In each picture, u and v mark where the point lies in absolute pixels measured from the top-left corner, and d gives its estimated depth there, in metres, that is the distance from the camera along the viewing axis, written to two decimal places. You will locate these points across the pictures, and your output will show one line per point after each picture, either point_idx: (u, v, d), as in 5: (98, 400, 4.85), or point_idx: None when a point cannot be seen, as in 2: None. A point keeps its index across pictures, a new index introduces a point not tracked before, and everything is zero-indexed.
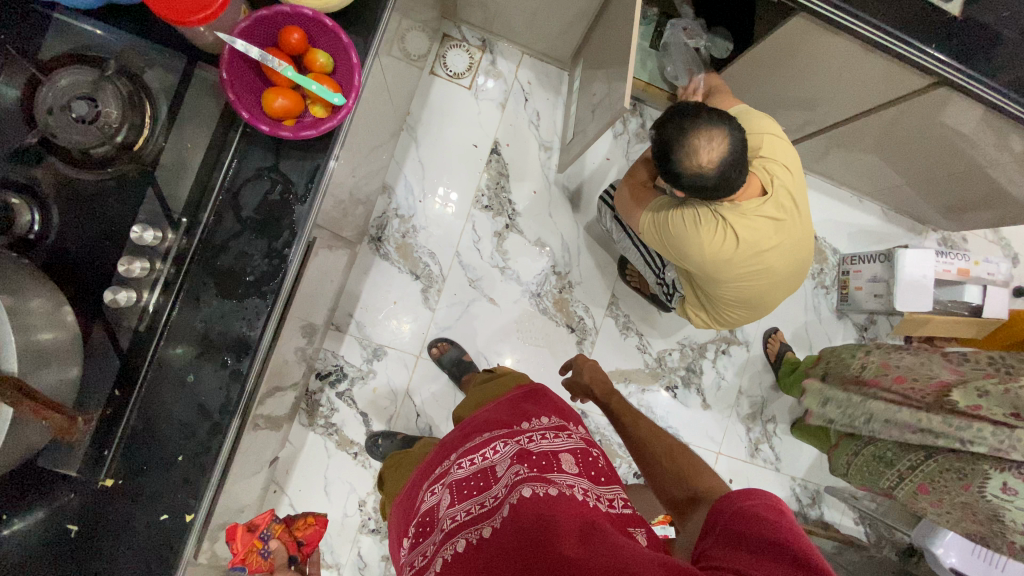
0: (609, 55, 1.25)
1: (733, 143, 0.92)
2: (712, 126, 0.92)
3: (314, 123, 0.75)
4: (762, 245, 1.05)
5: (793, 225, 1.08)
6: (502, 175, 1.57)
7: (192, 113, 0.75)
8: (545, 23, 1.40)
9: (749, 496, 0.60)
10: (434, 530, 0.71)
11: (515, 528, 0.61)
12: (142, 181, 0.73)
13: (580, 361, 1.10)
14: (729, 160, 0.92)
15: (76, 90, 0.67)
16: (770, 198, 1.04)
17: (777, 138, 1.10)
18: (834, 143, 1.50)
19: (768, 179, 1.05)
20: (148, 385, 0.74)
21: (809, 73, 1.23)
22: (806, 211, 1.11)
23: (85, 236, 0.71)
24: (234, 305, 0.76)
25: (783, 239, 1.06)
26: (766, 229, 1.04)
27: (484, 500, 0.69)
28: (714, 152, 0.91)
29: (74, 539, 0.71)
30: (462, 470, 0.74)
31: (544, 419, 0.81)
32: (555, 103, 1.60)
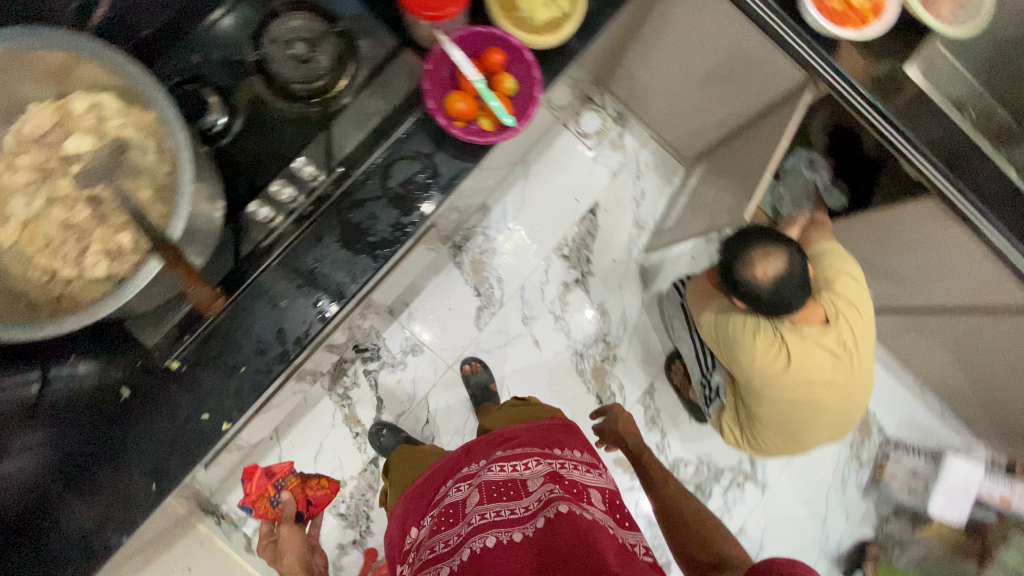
0: (737, 168, 1.30)
1: (793, 264, 0.99)
2: (772, 246, 1.00)
3: (480, 132, 0.82)
4: (815, 375, 1.05)
5: (854, 367, 1.07)
6: (590, 235, 1.61)
7: (382, 84, 0.83)
8: (685, 119, 1.48)
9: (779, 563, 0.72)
10: (459, 522, 0.76)
11: (549, 542, 0.68)
12: (319, 125, 0.83)
13: (614, 411, 1.15)
14: (788, 279, 0.98)
15: (302, 32, 0.79)
16: (835, 330, 1.05)
17: (856, 279, 1.10)
18: (917, 327, 1.49)
19: (835, 313, 1.06)
20: (246, 295, 0.79)
21: (918, 253, 1.24)
22: (870, 357, 1.09)
23: (257, 150, 0.82)
24: (349, 256, 0.81)
25: (837, 377, 1.06)
26: (822, 361, 1.05)
27: (514, 509, 0.76)
28: (769, 267, 0.98)
29: (122, 402, 0.77)
30: (495, 474, 0.81)
31: (576, 453, 0.88)
32: (663, 189, 1.64)
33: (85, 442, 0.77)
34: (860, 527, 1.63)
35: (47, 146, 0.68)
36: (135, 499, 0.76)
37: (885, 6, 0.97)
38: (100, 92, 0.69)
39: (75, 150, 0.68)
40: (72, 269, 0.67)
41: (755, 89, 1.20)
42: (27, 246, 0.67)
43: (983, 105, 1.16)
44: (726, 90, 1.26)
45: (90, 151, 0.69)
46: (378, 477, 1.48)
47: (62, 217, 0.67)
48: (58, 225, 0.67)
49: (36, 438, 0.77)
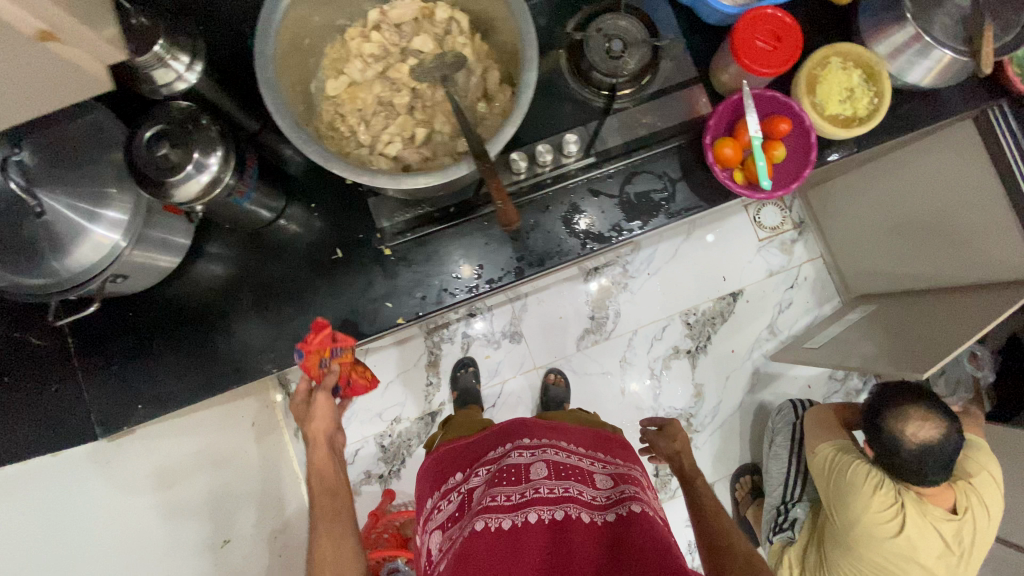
0: (909, 328, 1.26)
1: (954, 437, 0.95)
2: (941, 410, 0.96)
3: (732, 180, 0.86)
4: (922, 557, 1.00)
5: (959, 565, 1.02)
6: (721, 316, 1.60)
7: (665, 103, 0.88)
8: (869, 255, 1.44)
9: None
10: (522, 483, 0.75)
11: (627, 529, 0.69)
12: (596, 115, 0.89)
13: (671, 429, 1.12)
14: (943, 451, 0.95)
15: (622, 32, 0.84)
16: (958, 523, 1.01)
17: (994, 482, 1.04)
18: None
19: (965, 505, 1.01)
20: (470, 224, 0.86)
21: None
22: (978, 567, 1.04)
23: (531, 110, 0.89)
24: (563, 233, 0.89)
25: (939, 568, 1.01)
26: (933, 546, 1.00)
27: (583, 493, 0.76)
28: (927, 427, 0.95)
29: (330, 260, 0.86)
30: (564, 457, 0.82)
31: (632, 470, 0.89)
32: (811, 310, 1.61)
33: (285, 277, 0.86)
34: None
35: (398, 34, 0.78)
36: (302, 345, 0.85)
37: None
38: (460, 10, 0.78)
39: (418, 46, 0.77)
40: (368, 139, 0.76)
41: (967, 257, 1.16)
42: (345, 104, 0.77)
43: None
44: (933, 243, 1.22)
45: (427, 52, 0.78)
46: (428, 431, 1.53)
47: (381, 95, 0.77)
48: (376, 99, 0.77)
49: (246, 253, 0.87)
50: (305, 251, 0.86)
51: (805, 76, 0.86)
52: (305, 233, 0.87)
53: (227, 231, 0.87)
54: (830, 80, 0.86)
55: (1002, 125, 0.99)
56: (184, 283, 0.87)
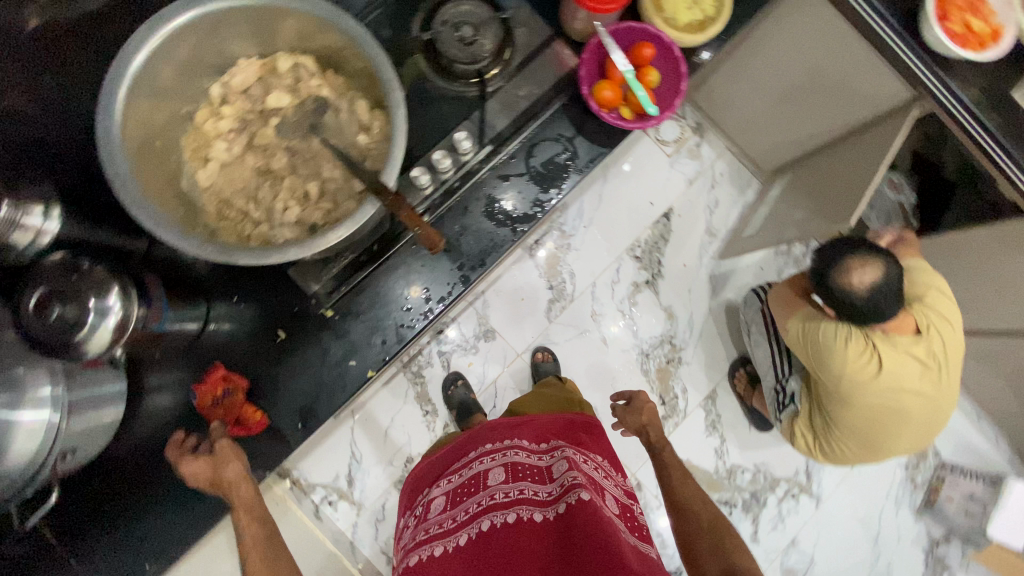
0: (823, 183, 1.34)
1: (893, 276, 1.00)
2: (876, 255, 1.01)
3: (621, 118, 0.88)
4: (905, 383, 1.08)
5: (942, 378, 1.10)
6: (663, 238, 1.66)
7: (534, 68, 0.88)
8: (765, 132, 1.53)
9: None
10: (478, 493, 0.81)
11: (570, 522, 0.71)
12: (475, 104, 0.88)
13: (639, 399, 1.09)
14: (887, 290, 1.00)
15: (468, 17, 0.86)
16: (925, 341, 1.08)
17: (942, 294, 1.14)
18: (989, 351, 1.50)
19: (925, 322, 1.09)
20: (400, 254, 0.85)
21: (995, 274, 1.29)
22: (958, 372, 1.12)
23: (412, 122, 0.87)
24: (492, 226, 0.88)
25: (924, 387, 1.09)
26: (913, 370, 1.08)
27: (534, 493, 0.79)
28: (868, 274, 1.00)
29: (276, 344, 0.82)
30: (521, 459, 0.86)
31: (598, 457, 0.91)
32: (737, 201, 1.68)
33: (238, 380, 0.82)
34: (910, 548, 1.64)
35: (250, 99, 0.75)
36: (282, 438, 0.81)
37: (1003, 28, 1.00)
38: (301, 53, 0.75)
39: (275, 104, 0.74)
40: (263, 214, 0.73)
41: (847, 101, 1.24)
42: (226, 188, 0.73)
43: None
44: (816, 98, 1.30)
45: (287, 106, 0.75)
46: None
47: (258, 165, 0.74)
48: (255, 172, 0.74)
49: (191, 372, 0.83)
50: (248, 345, 0.82)
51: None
52: (243, 328, 0.82)
53: (162, 358, 0.83)
54: None
55: None
56: (141, 425, 0.82)
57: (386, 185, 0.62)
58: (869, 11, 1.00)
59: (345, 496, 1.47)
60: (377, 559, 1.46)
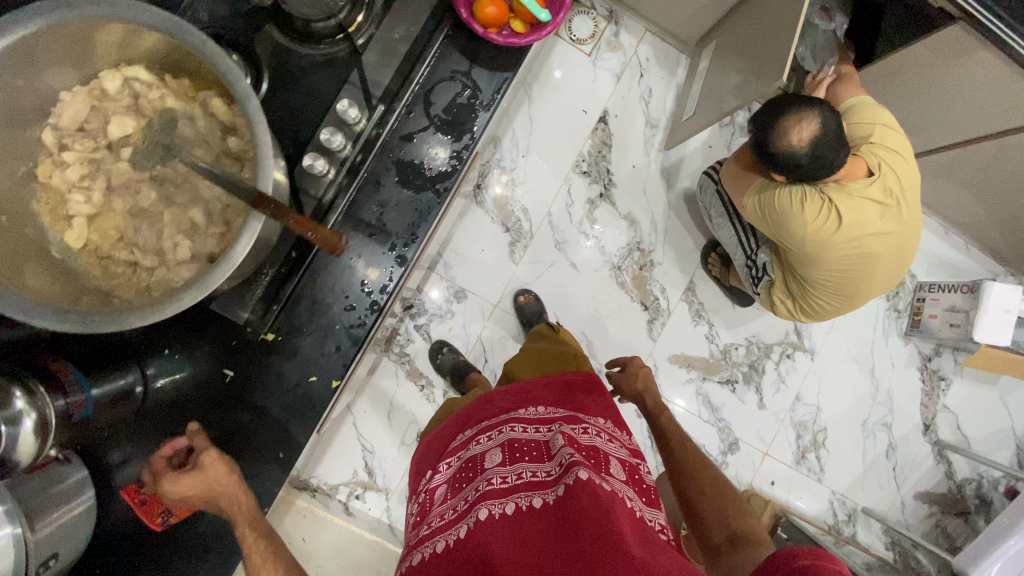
0: (752, 36, 1.25)
1: (830, 128, 0.96)
2: (809, 108, 0.97)
3: (515, 35, 0.80)
4: (868, 228, 1.06)
5: (902, 212, 1.08)
6: (605, 145, 1.58)
7: (403, 6, 0.78)
8: (680, 0, 1.41)
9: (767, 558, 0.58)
10: (476, 478, 0.74)
11: (571, 506, 0.62)
12: (349, 63, 0.77)
13: (635, 365, 1.06)
14: (826, 143, 0.97)
15: None
16: (879, 181, 1.06)
17: (891, 128, 1.10)
18: (944, 163, 1.49)
19: (876, 162, 1.06)
20: (324, 253, 0.78)
21: (936, 86, 1.25)
22: (917, 202, 1.10)
23: (287, 104, 0.77)
24: (411, 194, 0.80)
25: (887, 226, 1.07)
26: (872, 213, 1.06)
27: (533, 474, 0.72)
28: (805, 131, 0.96)
29: (229, 383, 0.77)
30: (518, 436, 0.78)
31: (600, 421, 0.85)
32: (669, 83, 1.59)
33: (205, 432, 0.78)
34: (905, 370, 1.72)
35: (91, 135, 0.64)
36: (271, 472, 0.78)
37: None
38: (129, 65, 0.64)
39: (120, 133, 0.64)
40: (153, 259, 0.65)
41: None
42: (103, 243, 0.65)
43: None
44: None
45: (136, 131, 0.65)
46: None
47: (128, 206, 0.65)
48: (127, 216, 0.65)
49: (154, 435, 0.78)
50: (200, 391, 0.77)
51: None
52: (187, 377, 0.77)
53: (119, 434, 0.77)
54: None
55: None
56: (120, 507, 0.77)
57: (262, 193, 0.54)
58: None
59: (371, 486, 1.48)
60: None
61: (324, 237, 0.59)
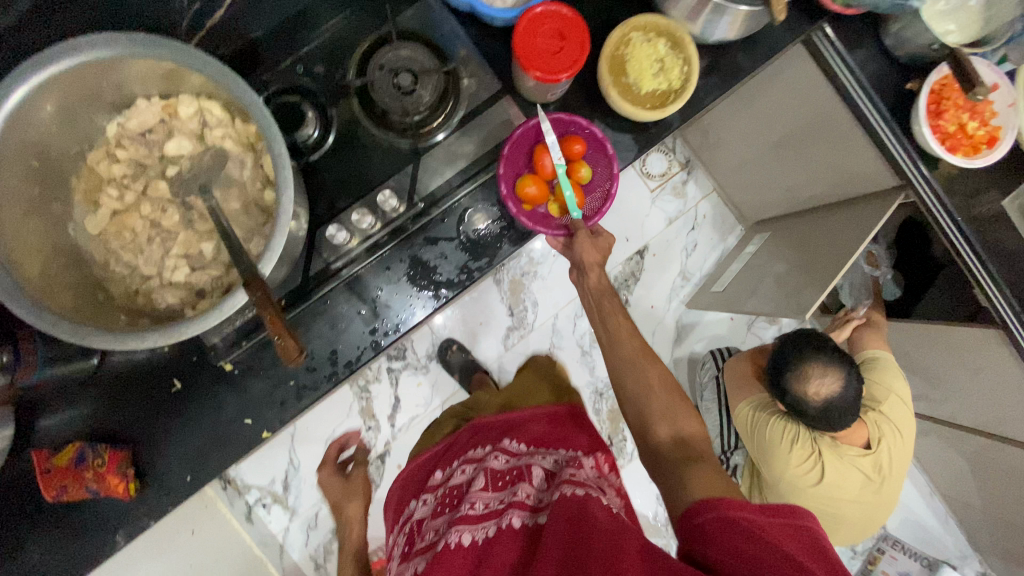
0: (808, 246, 1.26)
1: (847, 389, 1.01)
2: (835, 366, 1.01)
3: (546, 218, 0.83)
4: (844, 493, 1.08)
5: (883, 487, 1.10)
6: (634, 277, 1.56)
7: (477, 126, 0.82)
8: (749, 178, 1.44)
9: (709, 504, 0.59)
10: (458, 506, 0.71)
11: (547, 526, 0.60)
12: (408, 157, 0.82)
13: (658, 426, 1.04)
14: (838, 401, 1.01)
15: (409, 63, 0.78)
16: (872, 455, 1.08)
17: (902, 401, 1.11)
18: (937, 444, 1.46)
19: (875, 435, 1.08)
20: (308, 313, 0.79)
21: (959, 371, 1.21)
22: (896, 485, 1.12)
23: (339, 168, 0.81)
24: (410, 288, 0.82)
25: (862, 498, 1.09)
26: (853, 481, 1.08)
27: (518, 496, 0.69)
28: (824, 386, 1.01)
29: (173, 391, 0.79)
30: (501, 463, 0.75)
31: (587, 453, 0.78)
32: (716, 245, 1.60)
33: (130, 427, 0.79)
34: None
35: (148, 143, 0.69)
36: (172, 491, 0.79)
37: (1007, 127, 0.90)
38: (207, 98, 0.67)
39: (175, 151, 0.69)
40: (152, 269, 0.68)
41: (835, 166, 1.14)
42: (113, 239, 0.68)
43: None
44: (805, 151, 1.19)
45: (189, 153, 0.69)
46: (381, 474, 1.50)
47: (151, 215, 0.69)
48: (147, 223, 0.69)
49: (85, 406, 0.78)
50: (144, 388, 0.79)
51: (607, 63, 0.79)
52: (138, 370, 0.79)
53: (39, 404, 0.77)
54: (637, 55, 0.80)
55: (827, 47, 0.90)
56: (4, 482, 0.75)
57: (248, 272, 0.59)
58: (865, 97, 0.91)
59: (279, 500, 1.47)
60: (306, 563, 1.48)
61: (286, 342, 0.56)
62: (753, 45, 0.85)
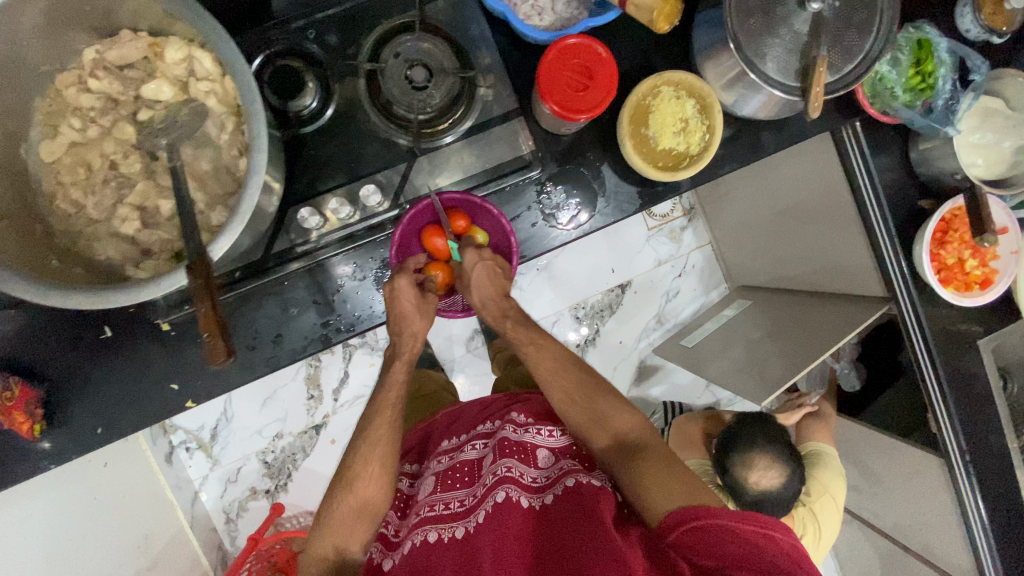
0: (785, 327, 1.25)
1: (783, 478, 1.13)
2: (775, 457, 1.13)
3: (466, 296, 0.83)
4: None
5: None
6: (610, 308, 1.55)
7: (481, 139, 0.78)
8: (744, 241, 1.42)
9: (677, 518, 0.60)
10: (472, 483, 0.75)
11: (563, 510, 0.66)
12: (403, 153, 0.77)
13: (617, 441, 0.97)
14: (771, 489, 1.14)
15: (426, 58, 0.74)
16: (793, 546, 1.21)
17: (833, 505, 1.22)
18: (850, 539, 1.50)
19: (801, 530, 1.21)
20: (261, 291, 0.75)
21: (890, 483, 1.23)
22: None
23: (328, 147, 0.76)
24: (375, 291, 0.79)
25: None
26: None
27: (523, 475, 0.73)
28: (762, 473, 1.13)
29: (102, 339, 0.75)
30: (512, 434, 0.78)
31: None
32: (698, 297, 1.59)
33: (49, 363, 0.75)
34: None
35: (124, 78, 0.63)
36: (79, 440, 0.75)
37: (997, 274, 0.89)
38: (199, 47, 0.62)
39: (152, 94, 0.63)
40: (101, 214, 0.63)
41: (831, 257, 1.13)
42: (65, 172, 0.62)
43: None
44: (806, 232, 1.17)
45: (167, 100, 0.64)
46: (313, 445, 1.48)
47: (113, 156, 0.64)
48: (106, 163, 0.64)
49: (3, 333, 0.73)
50: (72, 329, 0.75)
51: (629, 111, 0.76)
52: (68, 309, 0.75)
53: None
54: (662, 109, 0.76)
55: (852, 145, 0.88)
56: None
57: (199, 250, 0.55)
58: (875, 205, 0.90)
59: (203, 447, 1.44)
60: (217, 515, 1.45)
61: (217, 342, 0.51)
62: (781, 126, 0.82)
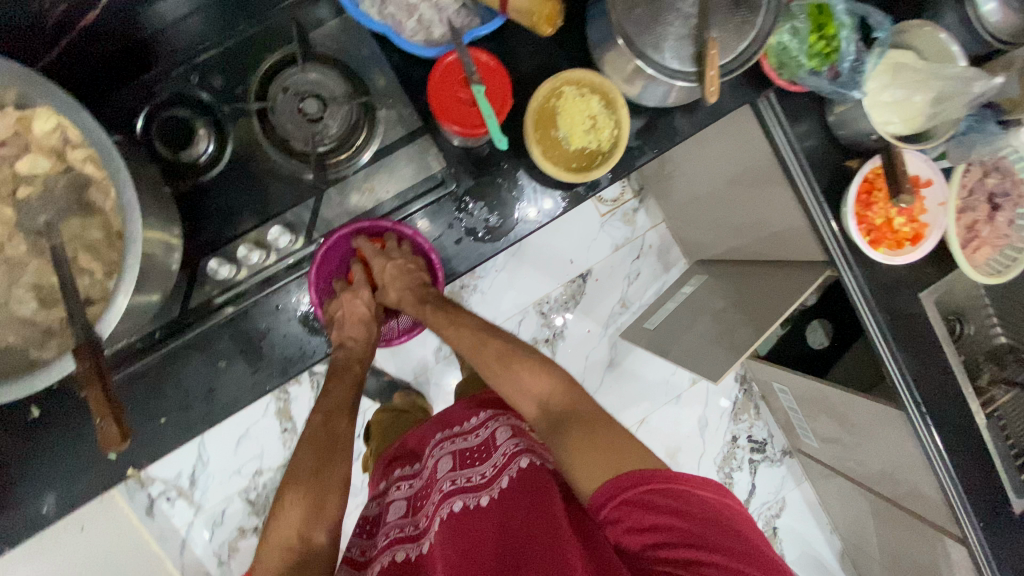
0: (743, 298, 1.24)
1: None
2: None
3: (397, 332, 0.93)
4: None
5: None
6: (573, 300, 1.53)
7: (389, 163, 0.76)
8: (694, 215, 1.41)
9: (614, 490, 0.56)
10: (431, 491, 0.73)
11: (518, 497, 0.65)
12: (311, 187, 0.75)
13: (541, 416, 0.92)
14: None
15: (317, 88, 0.72)
16: None
17: None
18: (838, 494, 1.49)
19: None
20: (186, 347, 0.74)
21: (861, 446, 1.21)
22: None
23: (233, 192, 0.74)
24: (303, 332, 0.77)
25: None
26: None
27: (476, 474, 0.71)
28: None
29: (31, 419, 0.74)
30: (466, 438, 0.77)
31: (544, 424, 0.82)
32: (659, 277, 1.58)
33: None
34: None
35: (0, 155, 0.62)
36: (21, 522, 0.74)
37: (927, 229, 0.88)
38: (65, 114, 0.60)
39: (28, 170, 0.62)
40: None
41: (775, 226, 1.12)
42: None
43: (982, 325, 1.11)
44: (748, 202, 1.16)
45: (46, 172, 0.62)
46: None
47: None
48: None
49: None
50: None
51: (534, 115, 0.74)
52: None
53: None
54: (568, 109, 0.75)
55: (770, 114, 0.87)
56: None
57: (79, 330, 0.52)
58: (801, 172, 0.89)
59: (184, 494, 1.43)
60: (209, 560, 1.44)
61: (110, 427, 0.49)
62: (693, 108, 0.81)
